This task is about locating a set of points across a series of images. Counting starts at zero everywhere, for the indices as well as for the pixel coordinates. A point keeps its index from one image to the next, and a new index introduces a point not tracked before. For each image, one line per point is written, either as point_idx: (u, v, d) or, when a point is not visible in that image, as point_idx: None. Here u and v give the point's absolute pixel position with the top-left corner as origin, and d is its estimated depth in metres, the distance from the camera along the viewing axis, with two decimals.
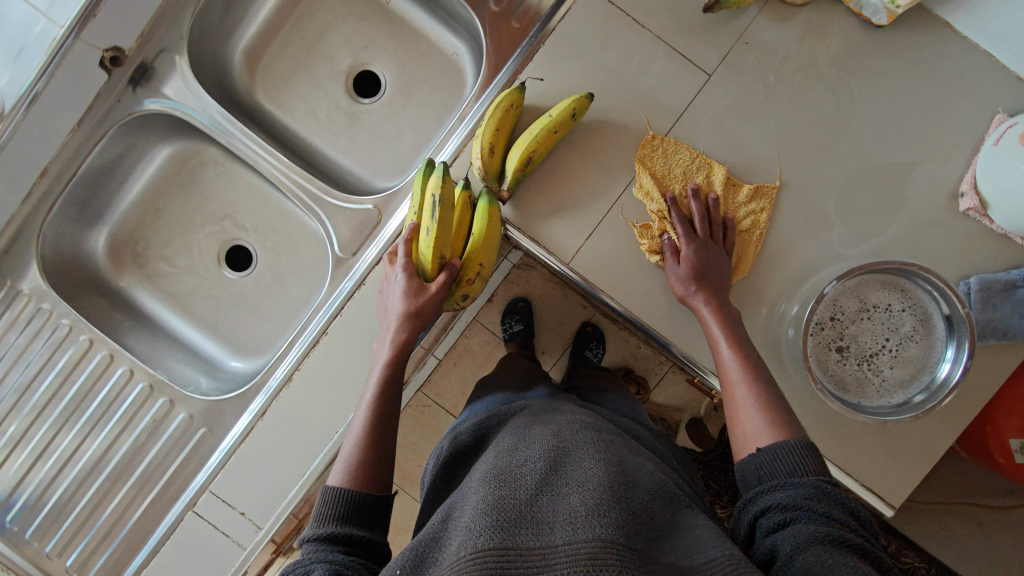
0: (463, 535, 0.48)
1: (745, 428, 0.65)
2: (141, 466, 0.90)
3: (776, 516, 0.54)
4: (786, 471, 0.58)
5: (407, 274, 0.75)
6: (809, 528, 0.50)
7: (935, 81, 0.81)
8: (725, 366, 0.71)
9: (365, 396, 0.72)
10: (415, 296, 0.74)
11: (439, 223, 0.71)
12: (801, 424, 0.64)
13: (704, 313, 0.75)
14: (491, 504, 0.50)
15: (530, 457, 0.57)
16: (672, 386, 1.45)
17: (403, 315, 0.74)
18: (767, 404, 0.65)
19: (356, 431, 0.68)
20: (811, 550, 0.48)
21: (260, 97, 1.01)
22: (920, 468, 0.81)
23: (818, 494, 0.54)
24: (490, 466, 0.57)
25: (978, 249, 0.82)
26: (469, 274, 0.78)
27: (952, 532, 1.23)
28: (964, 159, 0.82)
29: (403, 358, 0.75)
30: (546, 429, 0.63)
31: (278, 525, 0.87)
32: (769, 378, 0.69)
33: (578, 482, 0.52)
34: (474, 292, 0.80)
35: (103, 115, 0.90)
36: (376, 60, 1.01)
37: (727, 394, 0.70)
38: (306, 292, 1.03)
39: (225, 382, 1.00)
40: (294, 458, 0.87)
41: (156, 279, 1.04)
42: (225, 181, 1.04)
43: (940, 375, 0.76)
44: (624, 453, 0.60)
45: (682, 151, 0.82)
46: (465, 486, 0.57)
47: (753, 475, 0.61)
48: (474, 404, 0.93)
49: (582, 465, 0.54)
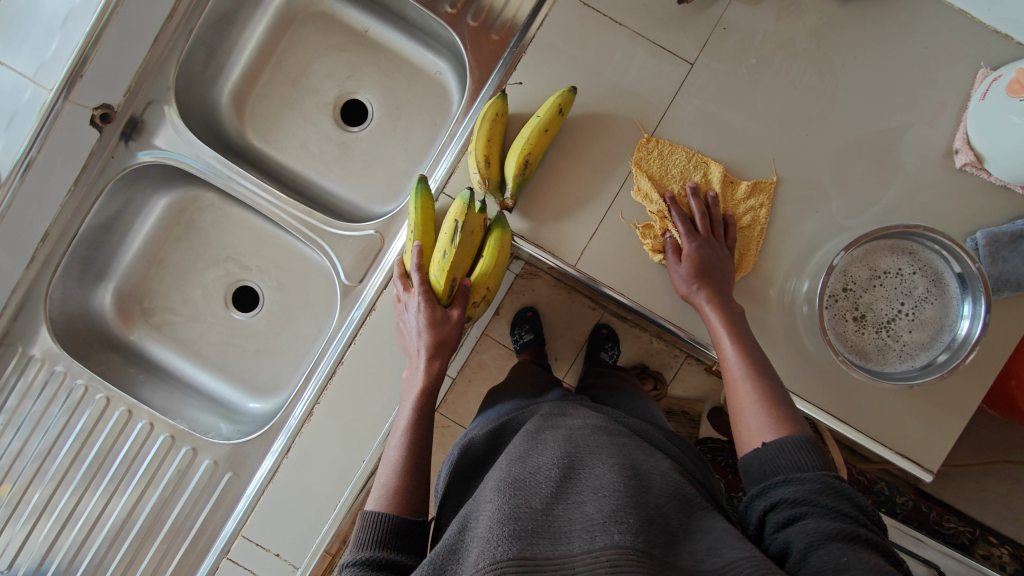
0: (481, 547, 0.48)
1: (747, 426, 0.65)
2: (170, 519, 0.89)
3: (783, 512, 0.54)
4: (792, 464, 0.58)
5: (428, 298, 0.75)
6: (820, 524, 0.51)
7: (914, 43, 0.82)
8: (728, 362, 0.71)
9: (396, 430, 0.72)
10: (443, 326, 0.76)
11: (458, 248, 0.73)
12: (802, 420, 0.64)
13: (706, 310, 0.75)
14: (508, 514, 0.50)
15: (543, 464, 0.56)
16: (689, 378, 1.44)
17: (430, 347, 0.75)
18: (771, 401, 0.65)
19: (392, 458, 0.67)
20: (824, 548, 0.49)
21: (250, 137, 1.02)
22: (951, 430, 0.80)
23: (825, 488, 0.54)
24: (503, 472, 0.57)
25: (980, 204, 0.82)
26: (477, 295, 0.79)
27: (992, 492, 1.22)
28: (953, 117, 0.82)
29: (429, 384, 0.75)
30: (558, 433, 0.63)
31: (315, 562, 0.86)
32: (774, 377, 0.69)
33: (593, 490, 0.51)
34: (477, 315, 0.82)
35: (98, 173, 0.90)
36: (361, 88, 1.02)
37: (730, 390, 0.70)
38: (317, 325, 1.03)
39: (246, 425, 0.99)
40: (324, 492, 0.86)
41: (165, 328, 1.04)
42: (224, 224, 1.04)
43: (960, 333, 0.76)
44: (637, 453, 0.60)
45: (678, 151, 0.83)
46: (479, 493, 0.56)
47: (759, 471, 0.61)
48: (485, 414, 0.93)
49: (597, 470, 0.54)
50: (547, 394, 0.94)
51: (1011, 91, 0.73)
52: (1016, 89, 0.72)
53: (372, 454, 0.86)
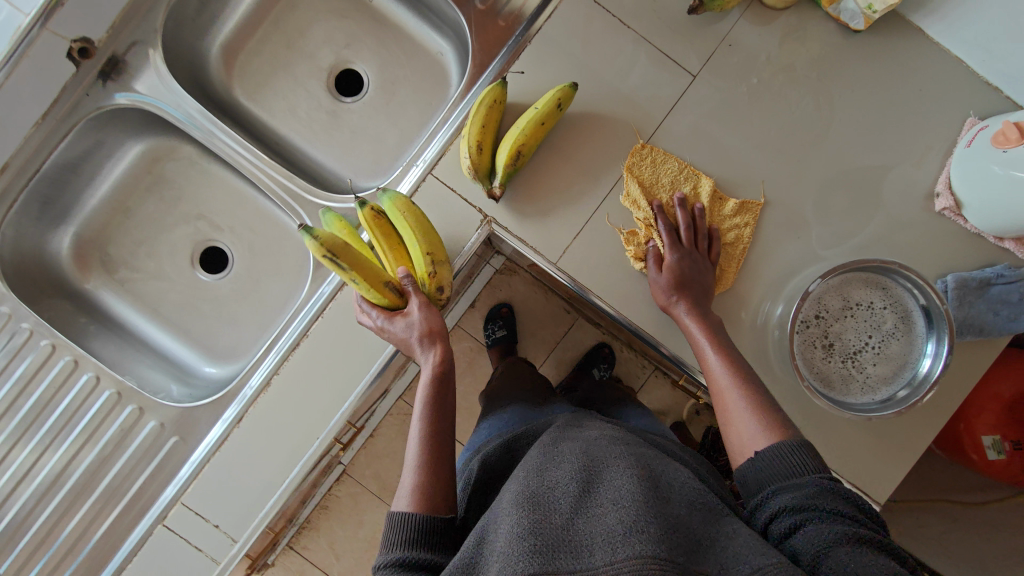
0: (502, 563, 0.48)
1: (738, 434, 0.65)
2: (106, 479, 0.85)
3: (784, 521, 0.54)
4: (786, 471, 0.58)
5: (388, 313, 0.74)
6: (824, 530, 0.50)
7: (910, 84, 0.83)
8: (712, 372, 0.72)
9: (410, 428, 0.70)
10: (410, 329, 0.73)
11: (357, 267, 0.66)
12: (792, 423, 0.65)
13: (686, 322, 0.76)
14: (527, 528, 0.49)
15: (561, 476, 0.56)
16: (654, 390, 1.45)
17: (420, 339, 0.72)
18: (760, 409, 0.65)
19: (412, 460, 0.66)
20: (833, 554, 0.48)
21: (237, 93, 0.98)
22: (901, 465, 0.82)
23: (821, 491, 0.54)
24: (520, 484, 0.56)
25: (954, 247, 0.83)
26: (424, 268, 0.72)
27: (929, 530, 1.25)
28: (938, 160, 0.83)
29: (444, 377, 0.73)
30: (575, 443, 0.62)
31: (255, 538, 0.83)
32: (760, 384, 0.69)
33: (612, 499, 0.51)
34: (443, 278, 0.74)
35: (70, 110, 0.86)
36: (358, 59, 1.00)
37: (718, 401, 0.70)
38: (284, 295, 1.00)
39: (199, 389, 0.96)
40: (271, 466, 0.83)
41: (124, 281, 1.00)
42: (199, 180, 1.00)
43: (922, 370, 0.77)
44: (655, 462, 0.59)
45: (671, 161, 0.83)
46: (498, 506, 0.56)
47: (754, 483, 0.61)
48: (489, 421, 0.94)
49: (615, 479, 0.53)
50: (547, 403, 0.96)
51: (996, 142, 0.75)
52: (1000, 141, 0.74)
53: (327, 433, 0.82)
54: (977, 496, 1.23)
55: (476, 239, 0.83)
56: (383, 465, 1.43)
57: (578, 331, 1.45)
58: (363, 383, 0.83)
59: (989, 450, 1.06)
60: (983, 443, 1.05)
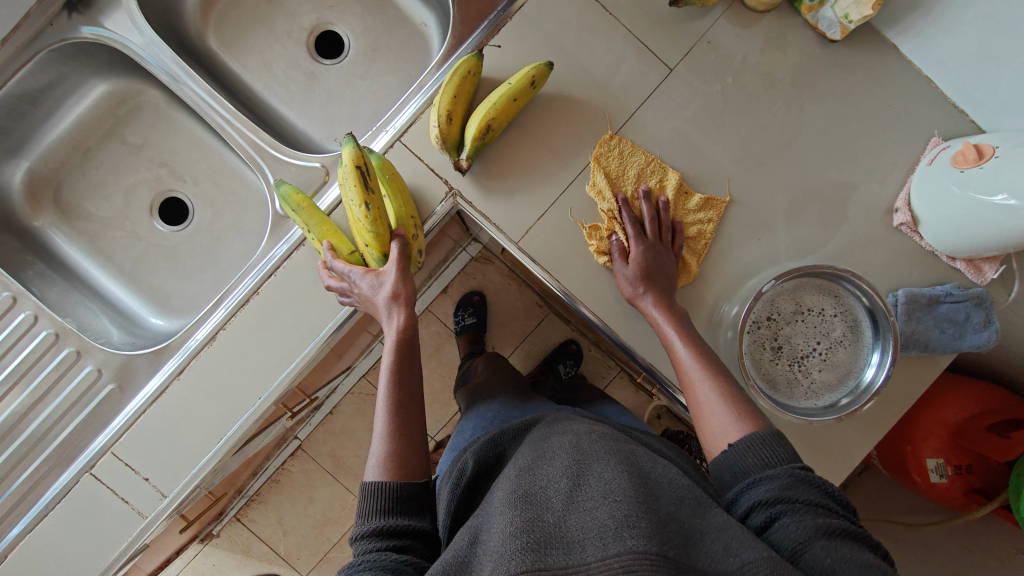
0: (495, 562, 0.46)
1: (712, 424, 0.65)
2: (38, 419, 0.84)
3: (761, 514, 0.53)
4: (759, 463, 0.57)
5: (359, 269, 0.72)
6: (801, 522, 0.50)
7: (880, 99, 0.85)
8: (682, 364, 0.72)
9: (378, 396, 0.70)
10: (377, 288, 0.72)
11: (374, 194, 0.68)
12: (764, 414, 0.65)
13: (653, 313, 0.76)
14: (520, 527, 0.48)
15: (552, 473, 0.54)
16: (617, 391, 1.45)
17: (385, 302, 0.71)
18: (732, 399, 0.66)
19: (380, 427, 0.67)
20: (811, 549, 0.47)
21: (213, 44, 0.97)
22: (838, 473, 0.83)
23: (794, 482, 0.54)
24: (512, 484, 0.54)
25: (908, 263, 0.85)
26: (410, 232, 0.75)
27: None
28: (901, 177, 0.85)
29: (407, 343, 0.72)
30: (564, 438, 0.61)
31: (185, 495, 0.81)
32: (729, 376, 0.69)
33: (602, 493, 0.49)
34: (421, 248, 0.78)
35: (31, 38, 0.83)
36: (340, 21, 0.98)
37: (689, 392, 0.70)
38: (242, 253, 0.98)
39: (143, 339, 0.93)
40: (208, 424, 0.81)
41: (77, 223, 0.97)
42: (166, 128, 0.99)
43: (865, 380, 0.78)
44: (644, 459, 0.57)
45: (638, 154, 0.83)
46: (488, 505, 0.55)
47: (728, 474, 0.60)
48: (471, 418, 0.90)
49: (604, 473, 0.52)
50: (533, 402, 0.92)
51: (955, 162, 0.76)
52: (959, 161, 0.75)
53: (270, 394, 0.81)
54: (918, 519, 1.24)
55: (441, 211, 0.83)
56: (339, 443, 1.41)
57: (547, 326, 1.45)
58: (308, 348, 0.81)
59: (932, 473, 1.08)
60: (927, 465, 1.08)
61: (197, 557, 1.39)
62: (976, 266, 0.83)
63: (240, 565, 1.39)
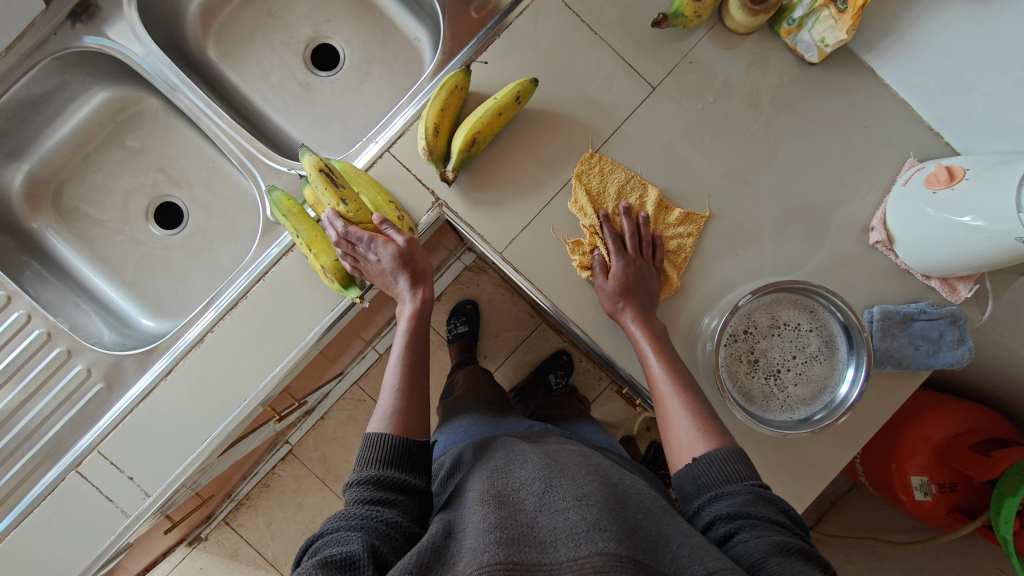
0: (468, 555, 0.46)
1: (678, 440, 0.66)
2: (28, 416, 0.86)
3: (721, 528, 0.54)
4: (722, 478, 0.59)
5: (372, 240, 0.71)
6: (757, 537, 0.51)
7: (857, 121, 0.87)
8: (656, 378, 0.73)
9: (390, 360, 0.72)
10: (401, 261, 0.73)
11: (346, 188, 0.71)
12: (729, 432, 0.66)
13: (632, 329, 0.77)
14: (494, 524, 0.48)
15: (525, 479, 0.55)
16: (607, 403, 1.45)
17: (407, 279, 0.73)
18: (699, 414, 0.67)
19: (391, 384, 0.69)
20: (768, 564, 0.48)
21: (212, 55, 1.00)
22: (815, 485, 0.84)
23: (753, 498, 0.55)
24: (485, 485, 0.56)
25: (884, 281, 0.86)
26: (394, 214, 0.78)
27: (857, 567, 1.26)
28: (878, 197, 0.87)
29: (422, 319, 0.74)
30: (537, 449, 0.62)
31: (168, 494, 0.82)
32: (699, 392, 0.71)
33: (575, 498, 0.50)
34: (411, 227, 0.80)
35: (35, 46, 0.86)
36: (336, 35, 1.02)
37: (660, 407, 0.71)
38: (234, 259, 1.00)
39: (134, 339, 0.95)
40: (194, 425, 0.83)
41: (73, 226, 1.00)
42: (165, 135, 1.02)
43: (839, 396, 0.79)
44: (612, 472, 0.58)
45: (618, 171, 0.85)
46: (461, 508, 0.55)
47: (691, 487, 0.61)
48: (446, 433, 0.91)
49: (577, 482, 0.53)
50: (508, 417, 0.93)
51: (928, 183, 0.77)
52: (932, 182, 0.77)
53: (256, 396, 0.82)
54: (905, 537, 1.23)
55: (426, 221, 0.85)
56: (330, 449, 1.41)
57: (539, 335, 1.46)
58: (294, 351, 0.83)
59: (917, 491, 1.07)
60: (911, 483, 1.07)
61: (184, 560, 1.39)
62: (950, 285, 0.84)
63: (227, 570, 1.39)
